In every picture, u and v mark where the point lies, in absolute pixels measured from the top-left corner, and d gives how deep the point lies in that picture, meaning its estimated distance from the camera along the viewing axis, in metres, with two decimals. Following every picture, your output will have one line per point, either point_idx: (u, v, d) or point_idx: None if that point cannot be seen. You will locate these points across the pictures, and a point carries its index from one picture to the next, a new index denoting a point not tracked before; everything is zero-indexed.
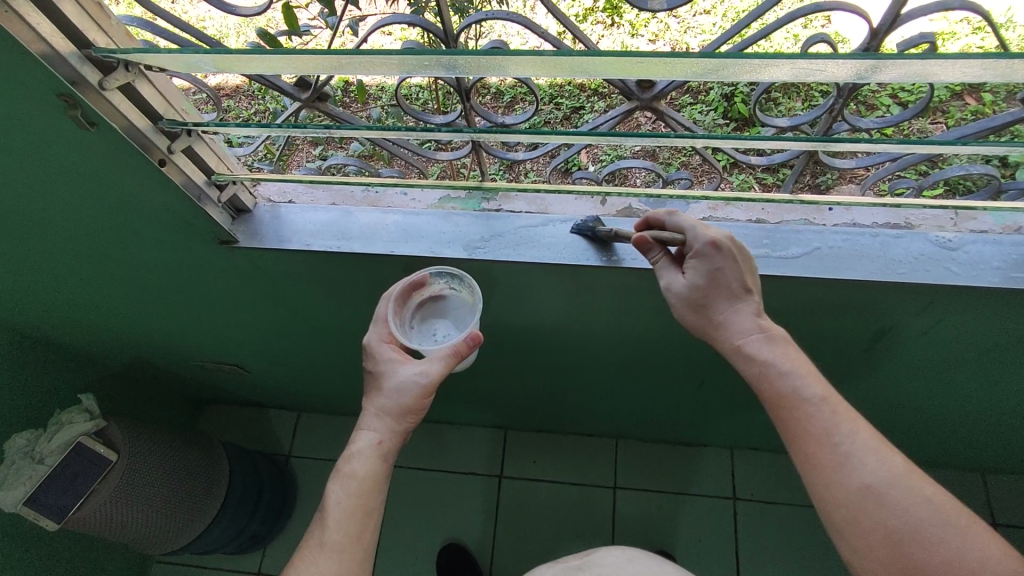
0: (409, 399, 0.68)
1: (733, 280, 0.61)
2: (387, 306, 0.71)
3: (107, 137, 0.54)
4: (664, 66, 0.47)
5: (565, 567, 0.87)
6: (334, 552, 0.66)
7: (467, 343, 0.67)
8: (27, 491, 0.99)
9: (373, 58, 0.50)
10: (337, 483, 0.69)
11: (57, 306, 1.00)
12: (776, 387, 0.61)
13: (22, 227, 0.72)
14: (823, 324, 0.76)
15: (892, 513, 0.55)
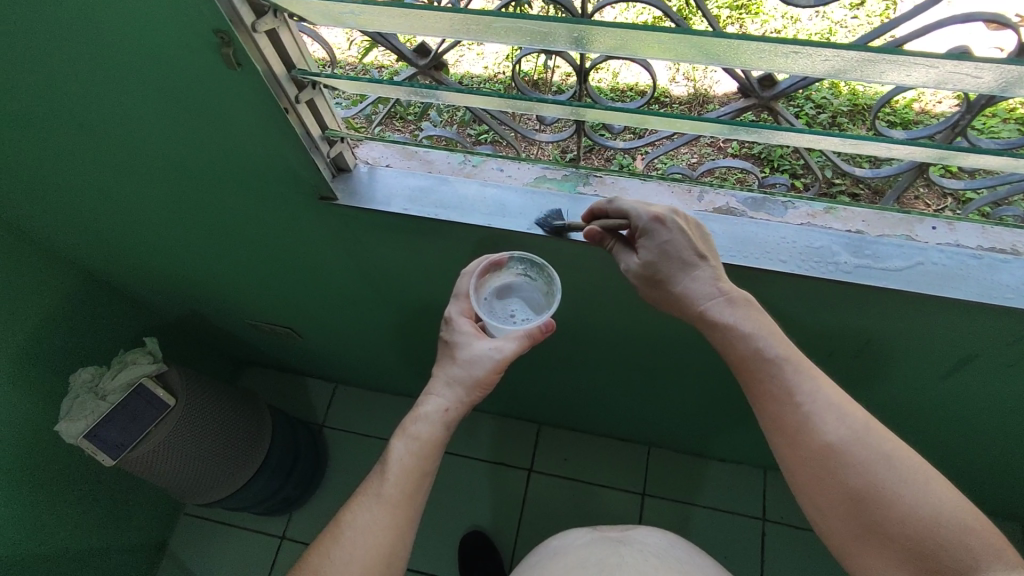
0: (480, 372, 0.70)
1: (681, 250, 0.63)
2: (468, 282, 0.74)
3: (247, 78, 0.56)
4: (809, 58, 0.47)
5: (607, 538, 0.86)
6: (389, 506, 0.67)
7: (542, 329, 0.69)
8: (90, 424, 1.02)
9: (515, 23, 0.52)
10: (400, 440, 0.70)
11: (139, 247, 1.03)
12: (739, 354, 0.63)
13: (134, 162, 0.75)
14: (905, 344, 0.75)
15: (849, 468, 0.58)
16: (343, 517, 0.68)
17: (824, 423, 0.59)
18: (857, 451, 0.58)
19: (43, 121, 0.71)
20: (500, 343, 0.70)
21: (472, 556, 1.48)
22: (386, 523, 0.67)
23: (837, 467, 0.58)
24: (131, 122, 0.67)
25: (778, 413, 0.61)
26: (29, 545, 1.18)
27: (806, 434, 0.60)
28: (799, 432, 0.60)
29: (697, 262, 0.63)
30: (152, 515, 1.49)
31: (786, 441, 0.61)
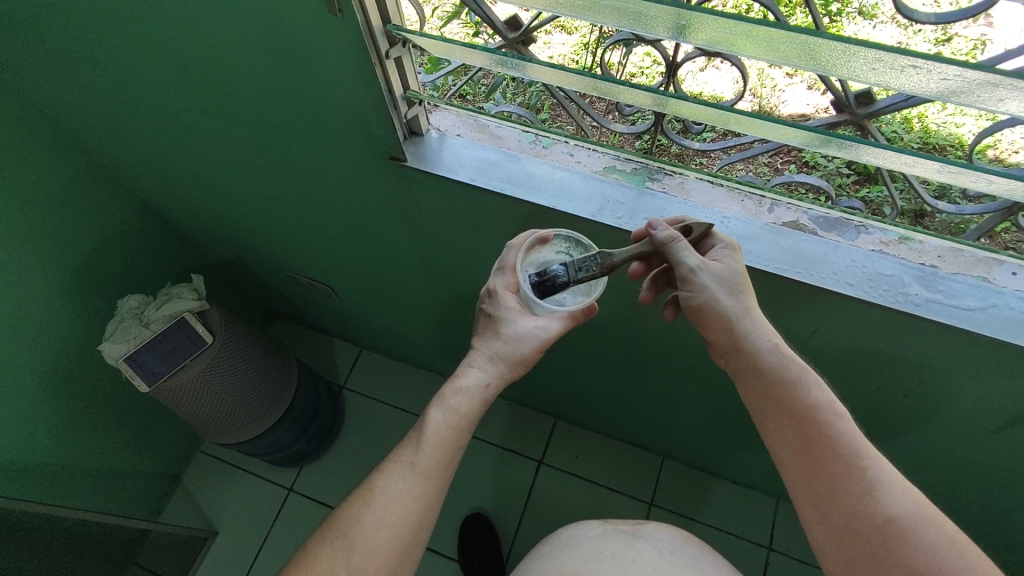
0: (525, 350, 0.71)
1: (744, 276, 0.64)
2: (515, 256, 0.73)
3: (346, 26, 0.56)
4: (924, 74, 0.45)
5: (620, 530, 0.86)
6: (422, 475, 0.67)
7: (584, 311, 0.70)
8: (131, 349, 1.05)
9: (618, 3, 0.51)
10: (438, 410, 0.70)
11: (201, 184, 1.06)
12: (797, 405, 0.61)
13: (216, 98, 0.77)
14: (958, 385, 0.73)
15: (915, 549, 0.55)
16: (375, 481, 0.68)
17: (885, 492, 0.57)
18: (918, 524, 0.56)
19: (135, 46, 0.73)
20: (546, 323, 0.72)
21: (472, 537, 1.49)
22: (418, 493, 0.67)
23: (896, 539, 0.56)
24: (219, 57, 0.69)
25: (834, 475, 0.59)
26: (58, 455, 1.23)
27: (862, 502, 0.58)
28: (857, 497, 0.58)
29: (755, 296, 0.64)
30: (171, 446, 1.54)
31: (834, 503, 0.59)
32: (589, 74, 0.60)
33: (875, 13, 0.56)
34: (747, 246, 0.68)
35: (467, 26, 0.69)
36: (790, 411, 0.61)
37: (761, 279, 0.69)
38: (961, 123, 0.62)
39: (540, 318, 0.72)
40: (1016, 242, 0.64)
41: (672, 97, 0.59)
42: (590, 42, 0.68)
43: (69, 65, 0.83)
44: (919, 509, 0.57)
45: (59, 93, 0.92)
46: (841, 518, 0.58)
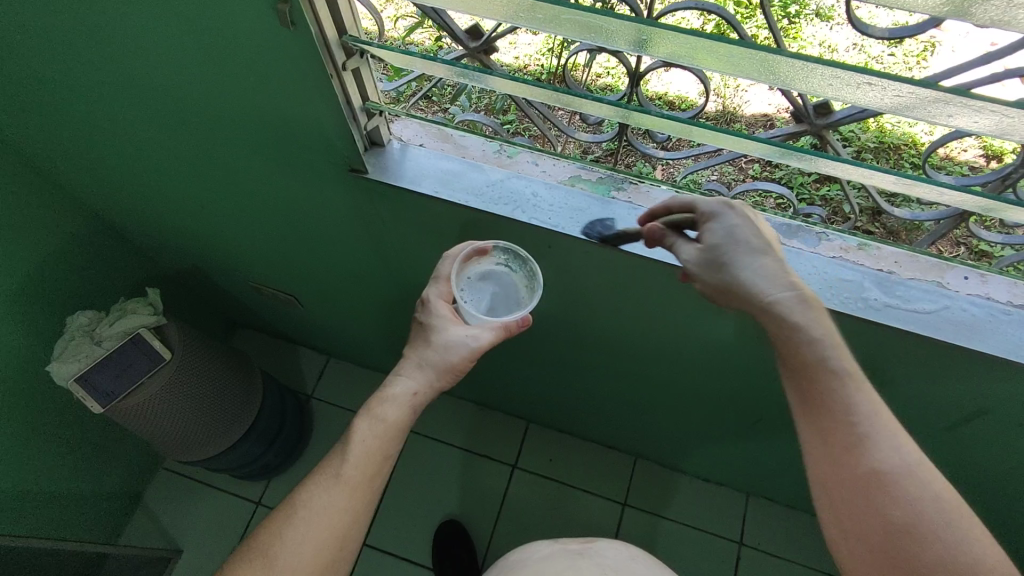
0: (455, 358, 0.72)
1: (747, 237, 0.59)
2: (450, 266, 0.77)
3: (302, 39, 0.54)
4: (878, 90, 0.45)
5: (566, 549, 0.86)
6: (347, 487, 0.68)
7: (518, 323, 0.72)
8: (83, 368, 1.00)
9: (578, 16, 0.50)
10: (364, 420, 0.71)
11: (154, 195, 1.02)
12: (799, 351, 0.57)
13: (166, 108, 0.74)
14: (917, 384, 0.75)
15: (869, 445, 0.54)
16: (300, 495, 0.68)
17: (880, 444, 0.54)
18: (900, 479, 0.52)
19: (72, 54, 0.69)
20: (477, 331, 0.73)
21: (446, 545, 1.48)
22: (343, 503, 0.67)
23: (876, 494, 0.53)
24: (165, 67, 0.66)
25: (825, 420, 0.56)
26: (6, 480, 1.17)
27: (855, 448, 0.54)
28: (851, 445, 0.55)
29: (759, 250, 0.58)
30: (130, 464, 1.48)
31: (825, 446, 0.56)
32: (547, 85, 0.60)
33: (832, 15, 0.57)
34: None
35: (431, 31, 0.68)
36: (790, 358, 0.58)
37: None
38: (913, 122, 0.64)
39: (471, 328, 0.74)
40: (967, 237, 0.67)
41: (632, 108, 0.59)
42: (554, 45, 0.66)
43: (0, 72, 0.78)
44: (912, 464, 0.53)
45: None
46: (829, 461, 0.56)
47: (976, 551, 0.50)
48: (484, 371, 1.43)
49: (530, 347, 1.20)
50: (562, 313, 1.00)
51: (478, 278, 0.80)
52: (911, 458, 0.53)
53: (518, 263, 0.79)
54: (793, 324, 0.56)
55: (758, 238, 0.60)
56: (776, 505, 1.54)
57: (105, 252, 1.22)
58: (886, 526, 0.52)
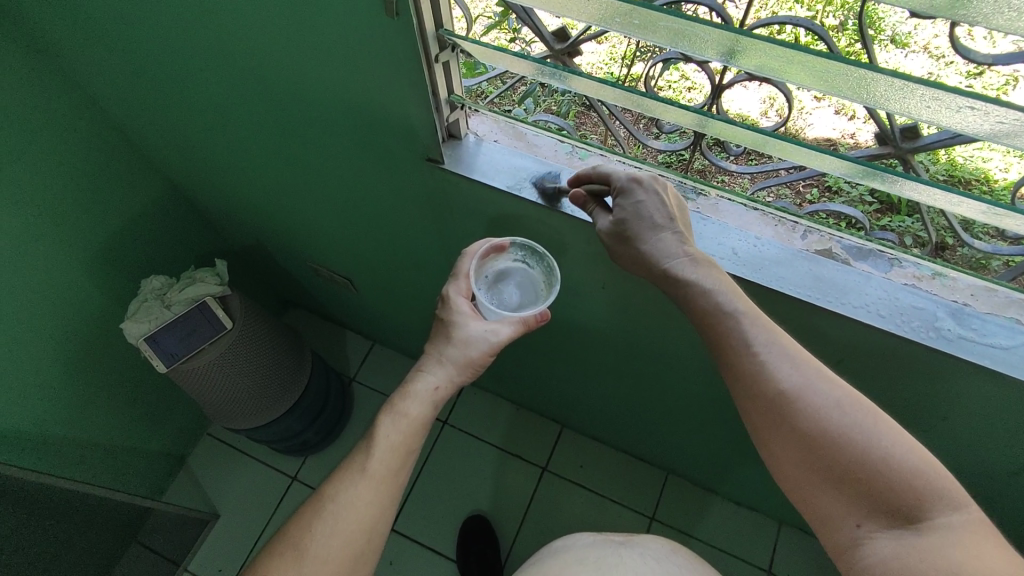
0: (475, 353, 0.76)
1: (650, 211, 0.66)
2: (468, 263, 0.79)
3: (402, 28, 0.57)
4: (979, 114, 0.45)
5: (609, 539, 0.88)
6: (372, 482, 0.70)
7: (536, 318, 0.75)
8: (152, 329, 1.06)
9: (674, 24, 0.51)
10: (388, 416, 0.73)
11: (232, 171, 1.07)
12: (700, 308, 0.63)
13: (259, 88, 0.79)
14: (982, 424, 0.73)
15: (802, 417, 0.56)
16: (327, 490, 0.70)
17: (776, 367, 0.58)
18: (805, 396, 0.56)
19: (181, 32, 0.74)
20: (496, 327, 0.77)
21: (471, 540, 1.49)
22: (370, 498, 0.69)
23: (795, 421, 0.56)
24: (265, 48, 0.70)
25: (732, 363, 0.60)
26: (69, 427, 1.24)
27: (757, 378, 0.59)
28: (751, 377, 0.59)
29: (663, 225, 0.65)
30: (179, 427, 1.55)
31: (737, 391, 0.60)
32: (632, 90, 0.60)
33: (907, 43, 0.57)
34: (784, 273, 0.68)
35: (505, 32, 0.69)
36: (697, 316, 0.63)
37: (794, 306, 0.68)
38: (987, 157, 0.61)
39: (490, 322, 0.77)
40: None
41: (714, 118, 0.59)
42: (623, 55, 0.68)
43: (112, 43, 0.84)
44: (817, 384, 0.57)
45: (97, 69, 0.94)
46: (748, 403, 0.60)
47: (896, 447, 0.52)
48: (525, 370, 1.44)
49: (575, 350, 1.20)
50: (613, 320, 1.01)
51: (495, 272, 0.83)
52: (800, 375, 0.57)
53: (536, 259, 0.82)
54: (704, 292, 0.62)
55: (664, 213, 0.66)
56: (810, 539, 1.49)
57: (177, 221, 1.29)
58: (805, 442, 0.56)
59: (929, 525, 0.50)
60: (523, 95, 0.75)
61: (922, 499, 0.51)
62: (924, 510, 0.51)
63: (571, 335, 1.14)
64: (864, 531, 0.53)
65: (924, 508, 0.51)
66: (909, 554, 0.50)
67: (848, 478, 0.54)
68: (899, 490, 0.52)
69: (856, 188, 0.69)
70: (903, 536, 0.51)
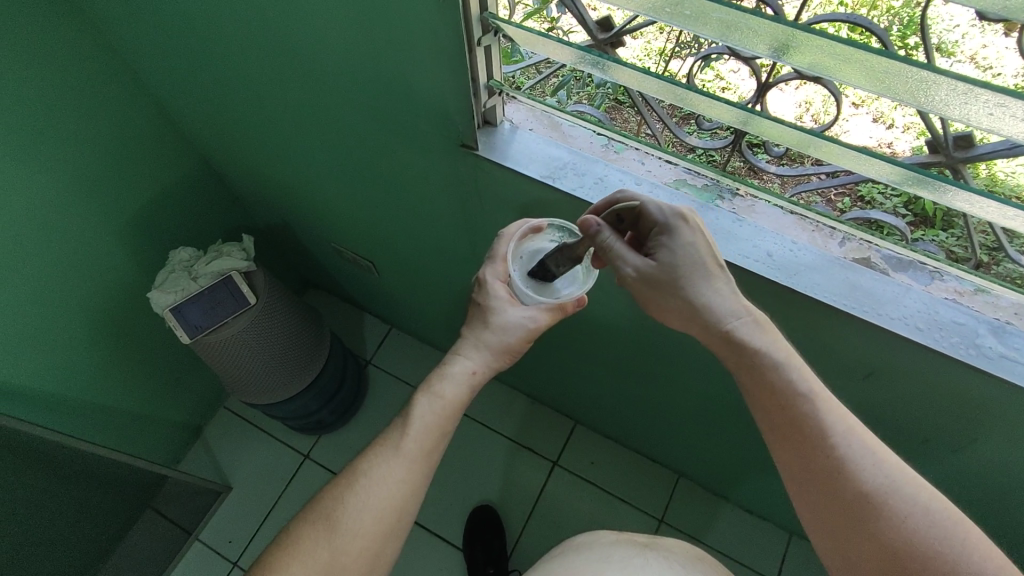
0: (512, 339, 0.75)
1: (702, 257, 0.63)
2: (506, 246, 0.77)
3: (448, 8, 0.56)
4: None
5: (632, 541, 0.89)
6: (406, 460, 0.70)
7: (575, 304, 0.74)
8: (178, 300, 1.07)
9: (728, 16, 0.50)
10: (424, 397, 0.73)
11: (263, 146, 1.08)
12: (748, 363, 0.62)
13: (295, 65, 0.79)
14: (1014, 446, 0.70)
15: (848, 474, 0.57)
16: (360, 465, 0.70)
17: (826, 427, 0.59)
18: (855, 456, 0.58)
19: (222, 4, 0.74)
20: (535, 313, 0.76)
21: (478, 529, 1.50)
22: (403, 475, 0.69)
23: (843, 479, 0.58)
24: (305, 22, 0.69)
25: (782, 419, 0.61)
26: (92, 391, 1.26)
27: (808, 437, 0.59)
28: (802, 435, 0.60)
29: (716, 275, 0.63)
30: (197, 398, 1.58)
31: (780, 441, 0.61)
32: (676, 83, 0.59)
33: (954, 52, 0.54)
34: (820, 280, 0.66)
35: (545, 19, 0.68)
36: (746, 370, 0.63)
37: (828, 315, 0.67)
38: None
39: (528, 308, 0.76)
40: None
41: (759, 115, 0.58)
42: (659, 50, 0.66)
43: (154, 13, 0.85)
44: (863, 445, 0.58)
45: (138, 39, 0.94)
46: (789, 453, 0.61)
47: (937, 509, 0.55)
48: (541, 363, 1.43)
49: (595, 346, 1.20)
50: (637, 316, 1.00)
51: (531, 255, 0.78)
52: (851, 430, 0.59)
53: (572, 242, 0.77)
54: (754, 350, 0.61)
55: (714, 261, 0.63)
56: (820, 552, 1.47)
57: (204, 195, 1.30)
58: (852, 500, 0.57)
59: None
60: (560, 83, 0.74)
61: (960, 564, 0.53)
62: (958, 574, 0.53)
63: (591, 330, 1.13)
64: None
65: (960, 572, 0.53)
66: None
67: (890, 540, 0.55)
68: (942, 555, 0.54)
69: (889, 199, 0.67)
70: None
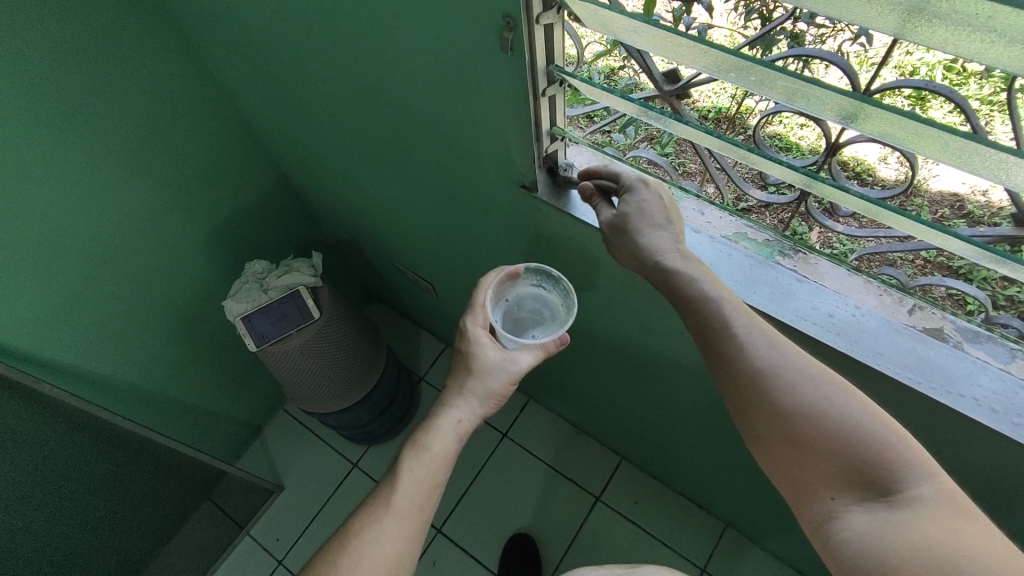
0: (497, 384, 0.79)
1: (654, 207, 0.66)
2: (483, 295, 0.82)
3: (515, 63, 0.58)
4: None
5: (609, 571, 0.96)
6: (398, 517, 0.70)
7: (555, 344, 0.79)
8: (249, 310, 1.14)
9: (791, 83, 0.49)
10: (411, 451, 0.75)
11: (338, 167, 1.15)
12: (681, 292, 0.61)
13: (368, 101, 0.85)
14: None
15: (782, 393, 0.53)
16: (352, 528, 0.70)
17: (753, 345, 0.55)
18: (784, 373, 0.53)
19: (307, 47, 0.82)
20: (515, 355, 0.80)
21: (515, 557, 1.49)
22: (394, 532, 0.69)
23: (767, 393, 0.53)
24: (379, 71, 0.76)
25: (712, 345, 0.57)
26: (169, 384, 1.37)
27: (733, 362, 0.56)
28: (728, 362, 0.56)
29: (661, 223, 0.64)
30: (260, 399, 1.67)
31: (716, 371, 0.58)
32: (727, 139, 0.58)
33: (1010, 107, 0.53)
34: (881, 349, 0.63)
35: (613, 60, 0.69)
36: (677, 302, 0.61)
37: (896, 387, 0.63)
38: None
39: (509, 350, 0.80)
40: None
41: (814, 177, 0.57)
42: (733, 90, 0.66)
43: (249, 51, 0.94)
44: (791, 359, 0.54)
45: (235, 69, 1.04)
46: (723, 380, 0.57)
47: (868, 417, 0.50)
48: (587, 394, 1.43)
49: (643, 386, 1.18)
50: (689, 364, 0.98)
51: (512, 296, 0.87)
52: (776, 345, 0.54)
53: (552, 283, 0.85)
54: (680, 268, 0.61)
55: (664, 214, 0.65)
56: None
57: (279, 208, 1.40)
58: (780, 416, 0.53)
59: (903, 498, 0.48)
60: (625, 124, 0.75)
61: (896, 472, 0.48)
62: (897, 482, 0.48)
63: (640, 370, 1.13)
64: (839, 505, 0.50)
65: (895, 480, 0.48)
66: (884, 528, 0.47)
67: (823, 454, 0.51)
68: (877, 462, 0.49)
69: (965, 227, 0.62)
70: (879, 511, 0.48)
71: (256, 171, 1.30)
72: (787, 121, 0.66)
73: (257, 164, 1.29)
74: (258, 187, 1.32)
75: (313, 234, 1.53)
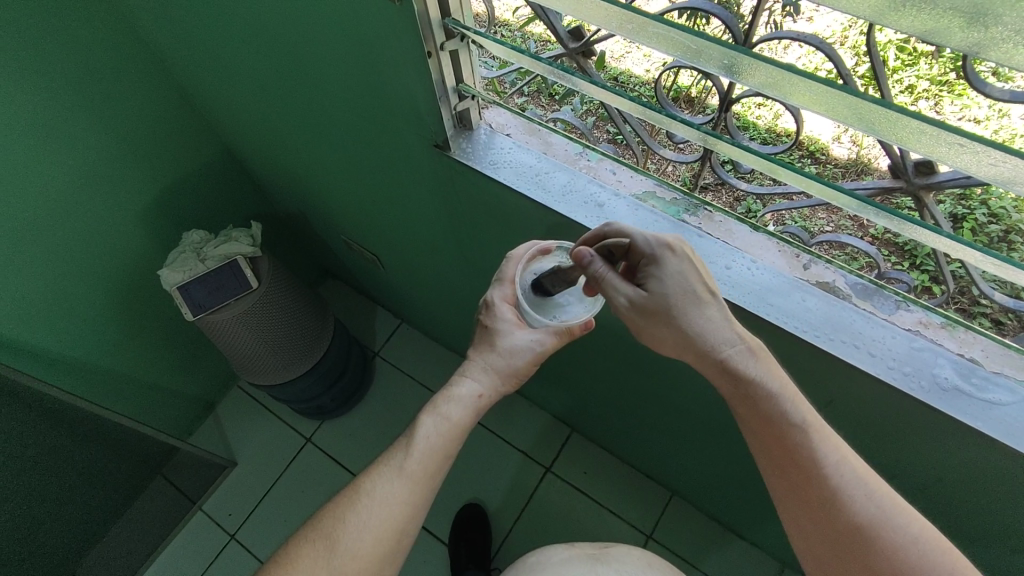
0: (521, 363, 0.72)
1: (692, 284, 0.60)
2: (514, 268, 0.74)
3: (405, 14, 0.59)
4: (962, 151, 0.42)
5: (584, 553, 0.95)
6: (410, 481, 0.66)
7: (581, 326, 0.71)
8: (185, 279, 1.14)
9: (665, 32, 0.50)
10: (430, 417, 0.69)
11: (276, 138, 1.14)
12: (764, 413, 0.58)
13: (290, 66, 0.84)
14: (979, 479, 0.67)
15: (881, 552, 0.54)
16: (363, 484, 0.66)
17: (855, 498, 0.55)
18: (884, 530, 0.54)
19: (224, 9, 0.81)
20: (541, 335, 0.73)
21: (465, 527, 1.51)
22: (404, 497, 0.65)
23: (865, 548, 0.54)
24: (294, 32, 0.75)
25: (800, 483, 0.57)
26: (113, 360, 1.35)
27: (832, 509, 0.56)
28: (822, 504, 0.56)
29: (707, 299, 0.60)
30: (211, 375, 1.66)
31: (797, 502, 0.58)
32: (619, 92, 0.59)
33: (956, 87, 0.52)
34: (773, 300, 0.65)
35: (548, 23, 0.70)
36: (755, 423, 0.59)
37: (784, 337, 0.65)
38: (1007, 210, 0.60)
39: (536, 331, 0.73)
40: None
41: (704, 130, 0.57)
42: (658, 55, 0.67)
43: (175, 16, 0.93)
44: (885, 509, 0.55)
45: (165, 37, 1.02)
46: (803, 516, 0.58)
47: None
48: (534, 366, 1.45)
49: (581, 354, 1.20)
50: (617, 328, 1.00)
51: None
52: (872, 494, 0.55)
53: None
54: (752, 380, 0.58)
55: (702, 281, 0.60)
56: None
57: (224, 180, 1.39)
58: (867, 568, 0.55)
59: None
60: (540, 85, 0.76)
61: None
62: None
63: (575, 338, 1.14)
64: None
65: None
66: None
67: None
68: None
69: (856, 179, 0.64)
70: None
71: (197, 142, 1.28)
72: (695, 79, 0.68)
73: (198, 134, 1.27)
74: (200, 158, 1.30)
75: (261, 208, 1.52)
